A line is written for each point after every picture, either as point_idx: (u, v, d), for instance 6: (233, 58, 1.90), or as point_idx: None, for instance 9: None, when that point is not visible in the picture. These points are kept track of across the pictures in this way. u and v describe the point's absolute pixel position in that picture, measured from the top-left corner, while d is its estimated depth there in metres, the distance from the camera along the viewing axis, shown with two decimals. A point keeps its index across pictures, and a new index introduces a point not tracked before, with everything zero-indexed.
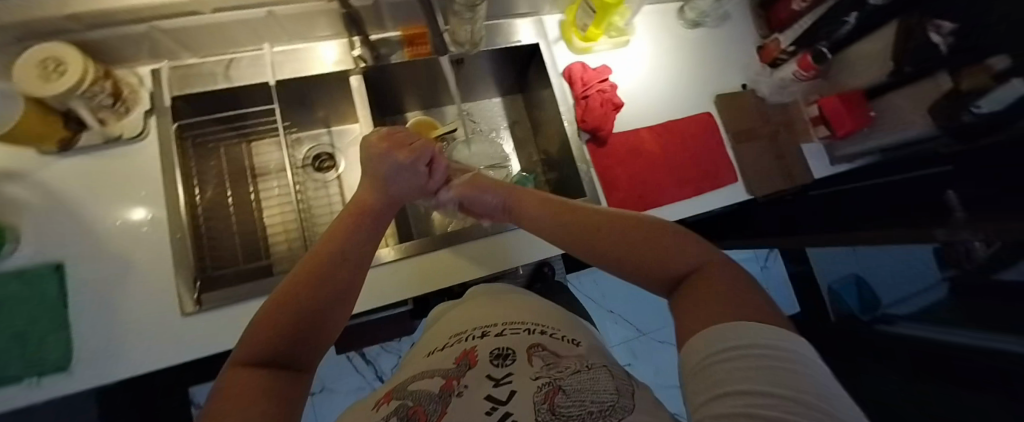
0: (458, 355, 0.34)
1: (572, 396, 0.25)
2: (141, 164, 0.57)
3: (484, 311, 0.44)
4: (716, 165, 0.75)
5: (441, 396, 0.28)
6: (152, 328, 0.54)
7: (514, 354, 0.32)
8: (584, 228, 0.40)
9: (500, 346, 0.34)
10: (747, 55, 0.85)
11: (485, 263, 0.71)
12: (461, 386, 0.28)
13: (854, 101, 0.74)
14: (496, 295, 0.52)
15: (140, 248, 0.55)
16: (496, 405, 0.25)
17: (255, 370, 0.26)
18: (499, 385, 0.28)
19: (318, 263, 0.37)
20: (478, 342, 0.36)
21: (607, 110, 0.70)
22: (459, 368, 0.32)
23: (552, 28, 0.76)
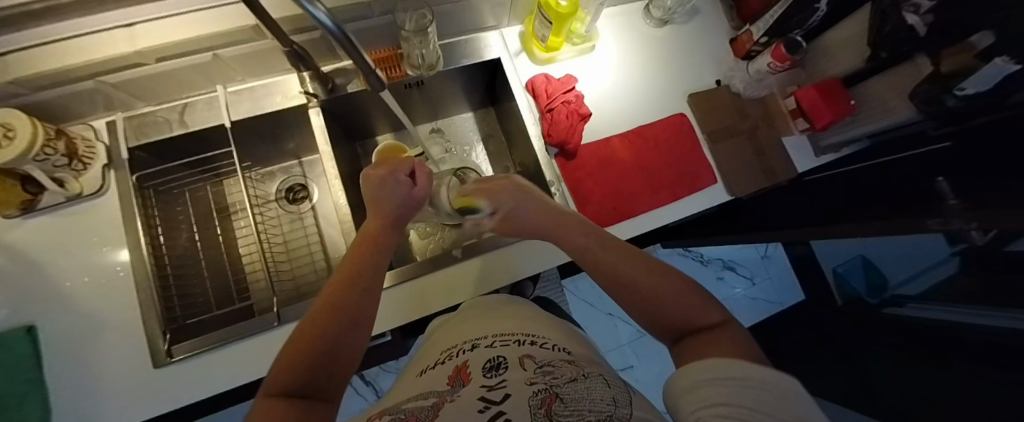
0: (451, 374, 0.34)
1: (569, 403, 0.24)
2: (109, 217, 0.58)
3: (481, 327, 0.45)
4: (695, 167, 0.73)
5: (432, 407, 0.27)
6: (127, 382, 0.53)
7: (506, 365, 0.32)
8: (599, 263, 0.38)
9: (496, 358, 0.34)
10: (720, 49, 0.83)
11: (461, 290, 0.67)
12: (452, 397, 0.28)
13: (832, 90, 0.71)
14: (483, 308, 0.53)
15: (111, 301, 0.55)
16: (489, 404, 0.25)
17: (279, 405, 0.28)
18: (492, 389, 0.28)
19: (339, 288, 0.38)
20: (468, 358, 0.36)
21: (574, 122, 0.68)
22: (453, 387, 0.31)
23: (512, 41, 0.75)
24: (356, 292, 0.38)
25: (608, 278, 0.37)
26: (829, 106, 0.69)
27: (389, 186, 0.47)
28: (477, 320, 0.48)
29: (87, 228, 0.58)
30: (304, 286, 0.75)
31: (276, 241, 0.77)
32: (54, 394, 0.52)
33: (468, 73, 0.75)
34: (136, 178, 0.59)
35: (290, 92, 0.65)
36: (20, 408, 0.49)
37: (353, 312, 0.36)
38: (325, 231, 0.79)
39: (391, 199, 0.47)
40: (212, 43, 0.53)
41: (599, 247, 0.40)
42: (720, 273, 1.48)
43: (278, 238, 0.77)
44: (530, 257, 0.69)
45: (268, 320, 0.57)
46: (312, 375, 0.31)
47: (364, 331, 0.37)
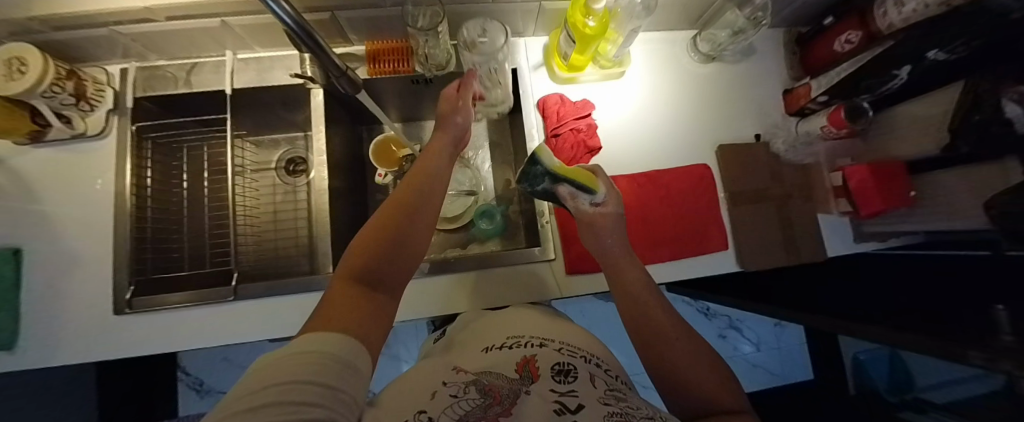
0: (519, 363, 0.34)
1: None
2: (105, 160, 0.60)
3: (542, 324, 0.44)
4: (706, 227, 0.65)
5: (511, 389, 0.29)
6: (87, 322, 0.55)
7: (576, 374, 0.31)
8: (647, 320, 0.42)
9: (567, 363, 0.33)
10: (770, 99, 0.73)
11: (425, 307, 0.63)
12: (527, 389, 0.29)
13: (887, 174, 0.60)
14: (529, 311, 0.50)
15: (90, 241, 0.57)
16: (565, 409, 0.25)
17: (349, 289, 0.30)
18: (564, 395, 0.27)
19: (409, 188, 0.38)
20: (539, 353, 0.35)
21: (578, 153, 0.63)
22: (522, 380, 0.31)
23: (535, 52, 0.69)
24: (424, 195, 0.38)
25: (646, 332, 0.41)
26: (879, 190, 0.60)
27: (466, 103, 0.51)
28: (529, 317, 0.46)
29: (85, 167, 0.60)
30: (282, 260, 0.73)
31: (264, 210, 0.75)
32: (28, 318, 0.55)
33: None
34: (136, 129, 0.61)
35: (294, 67, 0.64)
36: None
37: (419, 215, 0.36)
38: (313, 210, 0.77)
39: (462, 116, 0.49)
40: (219, 10, 0.52)
41: (649, 308, 0.43)
42: (723, 331, 1.33)
43: (268, 207, 0.76)
44: (549, 284, 0.64)
45: (225, 293, 0.57)
46: (381, 267, 0.32)
47: (427, 233, 0.37)
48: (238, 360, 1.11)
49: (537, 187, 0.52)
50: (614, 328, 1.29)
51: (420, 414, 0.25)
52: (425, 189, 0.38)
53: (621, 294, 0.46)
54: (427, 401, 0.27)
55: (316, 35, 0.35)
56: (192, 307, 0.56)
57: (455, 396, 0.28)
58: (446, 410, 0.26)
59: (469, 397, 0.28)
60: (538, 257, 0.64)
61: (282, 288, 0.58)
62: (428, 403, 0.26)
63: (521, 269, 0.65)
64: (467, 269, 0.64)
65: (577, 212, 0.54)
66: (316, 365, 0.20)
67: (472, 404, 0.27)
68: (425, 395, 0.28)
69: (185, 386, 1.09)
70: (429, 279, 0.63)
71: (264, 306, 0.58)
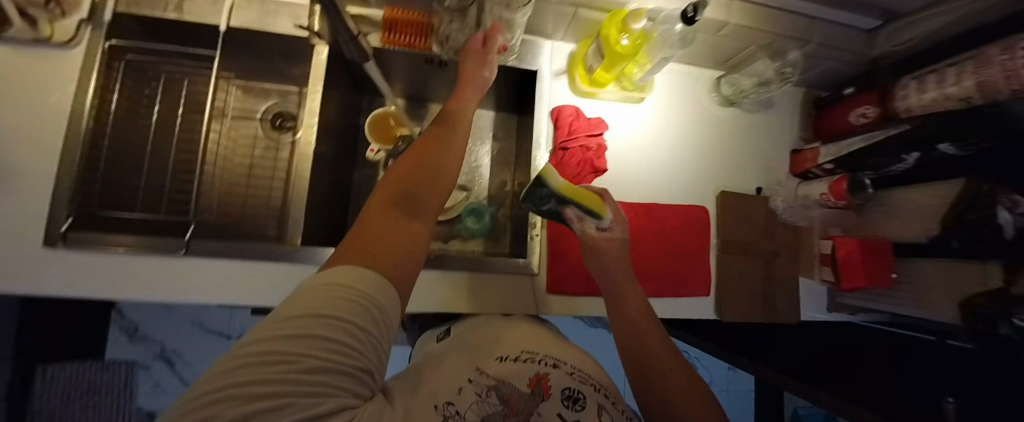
0: (531, 377, 0.32)
1: None
2: (64, 72, 0.53)
3: (545, 341, 0.42)
4: (691, 272, 0.65)
5: (526, 401, 0.29)
6: (6, 248, 0.48)
7: (585, 405, 0.30)
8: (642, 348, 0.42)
9: (578, 390, 0.32)
10: (778, 155, 0.73)
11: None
12: (537, 411, 0.28)
13: (876, 252, 0.61)
14: (529, 327, 0.48)
15: (28, 158, 0.50)
16: None
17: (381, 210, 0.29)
18: None
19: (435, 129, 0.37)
20: (551, 372, 0.34)
21: (583, 171, 0.61)
22: (532, 396, 0.30)
23: (560, 58, 0.66)
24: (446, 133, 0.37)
25: (640, 362, 0.41)
26: (864, 266, 0.60)
27: (491, 54, 0.48)
28: (529, 333, 0.45)
29: (38, 76, 0.52)
30: (248, 219, 0.67)
31: (240, 163, 0.70)
32: None
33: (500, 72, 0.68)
34: (108, 45, 0.55)
35: (301, 18, 0.59)
36: None
37: (448, 151, 0.35)
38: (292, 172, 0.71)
39: (490, 72, 0.47)
40: None
41: (646, 338, 0.43)
42: None
43: (245, 160, 0.70)
44: (527, 298, 0.62)
45: (175, 246, 0.52)
46: (414, 194, 0.31)
47: (456, 171, 0.36)
48: (182, 311, 1.04)
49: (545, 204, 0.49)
50: None
51: (447, 405, 0.27)
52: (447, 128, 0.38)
53: (626, 314, 0.45)
54: (455, 394, 0.28)
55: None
56: (135, 254, 0.51)
57: (477, 395, 0.29)
58: (472, 406, 0.28)
59: (489, 400, 0.29)
60: (522, 271, 0.62)
61: (238, 250, 0.53)
62: (455, 396, 0.28)
63: (502, 278, 0.62)
64: (442, 271, 0.60)
65: (581, 236, 0.51)
66: (349, 302, 0.20)
67: (492, 409, 0.28)
68: (452, 387, 0.29)
69: (117, 329, 1.03)
70: None
71: (217, 268, 0.53)
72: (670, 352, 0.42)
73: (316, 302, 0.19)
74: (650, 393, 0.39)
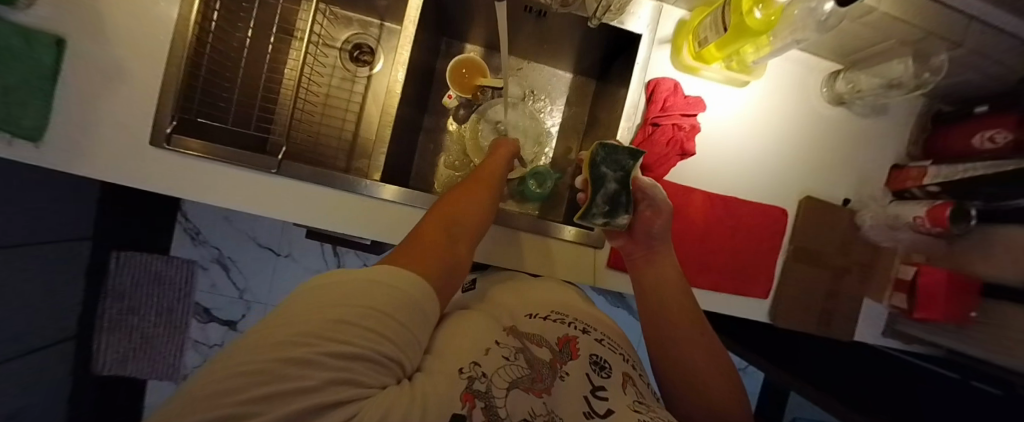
0: (561, 336, 0.33)
1: None
2: None
3: (571, 300, 0.43)
4: (755, 271, 0.63)
5: (551, 369, 0.29)
6: (122, 142, 0.51)
7: (608, 372, 0.31)
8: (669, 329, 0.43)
9: (604, 358, 0.33)
10: (875, 167, 0.67)
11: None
12: (564, 371, 0.30)
13: (960, 287, 0.59)
14: (560, 286, 0.48)
15: (141, 58, 0.52)
16: (593, 413, 0.27)
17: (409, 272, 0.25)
18: (594, 394, 0.29)
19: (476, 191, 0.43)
20: (581, 335, 0.35)
21: (669, 152, 0.58)
22: (561, 353, 0.31)
23: (667, 24, 0.61)
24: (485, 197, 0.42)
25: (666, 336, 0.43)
26: (946, 301, 0.59)
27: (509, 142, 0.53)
28: (553, 289, 0.45)
29: None
30: (322, 148, 0.68)
31: (319, 91, 0.70)
32: (59, 115, 0.50)
33: (596, 31, 0.63)
34: None
35: None
36: (20, 109, 0.47)
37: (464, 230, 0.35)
38: (368, 108, 0.71)
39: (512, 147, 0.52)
40: None
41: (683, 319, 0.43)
42: None
43: (323, 88, 0.70)
44: (588, 269, 0.62)
45: (268, 164, 0.53)
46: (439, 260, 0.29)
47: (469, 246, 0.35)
48: (239, 222, 1.06)
49: (606, 174, 0.47)
50: None
51: (474, 365, 0.25)
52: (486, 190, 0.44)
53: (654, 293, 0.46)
54: (481, 354, 0.26)
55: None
56: (229, 164, 0.53)
57: (505, 359, 0.28)
58: (499, 369, 0.26)
59: (517, 364, 0.28)
60: (588, 241, 0.62)
61: (328, 178, 0.55)
62: (481, 356, 0.26)
63: (567, 246, 0.62)
64: (507, 229, 0.60)
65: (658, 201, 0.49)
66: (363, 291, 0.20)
67: (519, 373, 0.27)
68: (479, 347, 0.27)
69: (180, 230, 1.05)
70: None
71: (299, 189, 0.55)
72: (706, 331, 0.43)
73: (303, 311, 0.18)
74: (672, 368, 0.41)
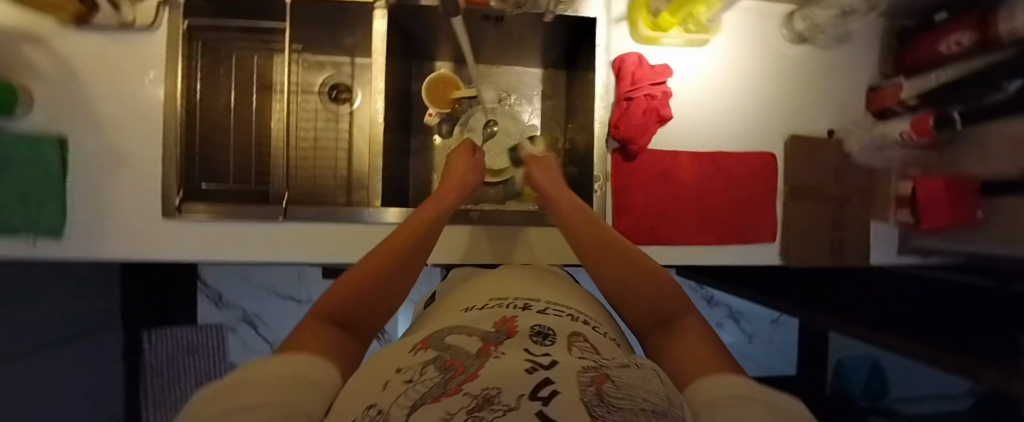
0: (497, 321, 0.25)
1: (627, 388, 0.12)
2: (152, 55, 0.55)
3: (525, 288, 0.36)
4: (757, 217, 0.65)
5: (479, 356, 0.17)
6: (135, 220, 0.54)
7: (555, 336, 0.21)
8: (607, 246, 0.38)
9: (551, 326, 0.23)
10: (852, 93, 0.68)
11: (455, 251, 0.62)
12: (500, 351, 0.18)
13: (960, 191, 0.59)
14: (533, 272, 0.45)
15: (136, 141, 0.55)
16: (539, 366, 0.14)
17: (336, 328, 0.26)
18: (538, 356, 0.16)
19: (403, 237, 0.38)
20: (520, 315, 0.26)
21: (648, 121, 0.60)
22: (497, 334, 0.22)
23: (619, 2, 0.63)
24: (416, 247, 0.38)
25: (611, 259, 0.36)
26: (949, 206, 0.59)
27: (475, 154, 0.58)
28: (527, 279, 0.39)
29: (128, 59, 0.55)
30: (320, 188, 0.71)
31: (307, 135, 0.73)
32: (74, 208, 0.53)
33: (554, 25, 0.66)
34: (187, 26, 0.57)
35: None
36: (40, 211, 0.51)
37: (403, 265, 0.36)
38: (355, 142, 0.74)
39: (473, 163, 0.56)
40: None
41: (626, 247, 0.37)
42: None
43: (309, 133, 0.73)
44: None
45: (274, 213, 0.56)
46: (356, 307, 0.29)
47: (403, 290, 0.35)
48: (256, 279, 1.09)
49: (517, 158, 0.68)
50: None
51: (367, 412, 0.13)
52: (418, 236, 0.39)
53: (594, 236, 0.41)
54: (377, 396, 0.14)
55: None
56: (235, 222, 0.56)
57: (408, 381, 0.15)
58: (400, 398, 0.13)
59: (425, 378, 0.14)
60: None
61: (332, 215, 0.57)
62: (377, 396, 0.14)
63: None
64: (510, 226, 0.63)
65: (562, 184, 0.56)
66: (314, 367, 0.19)
67: (430, 383, 0.14)
68: (369, 391, 0.15)
69: (203, 297, 1.07)
70: (474, 228, 0.62)
71: (306, 232, 0.57)
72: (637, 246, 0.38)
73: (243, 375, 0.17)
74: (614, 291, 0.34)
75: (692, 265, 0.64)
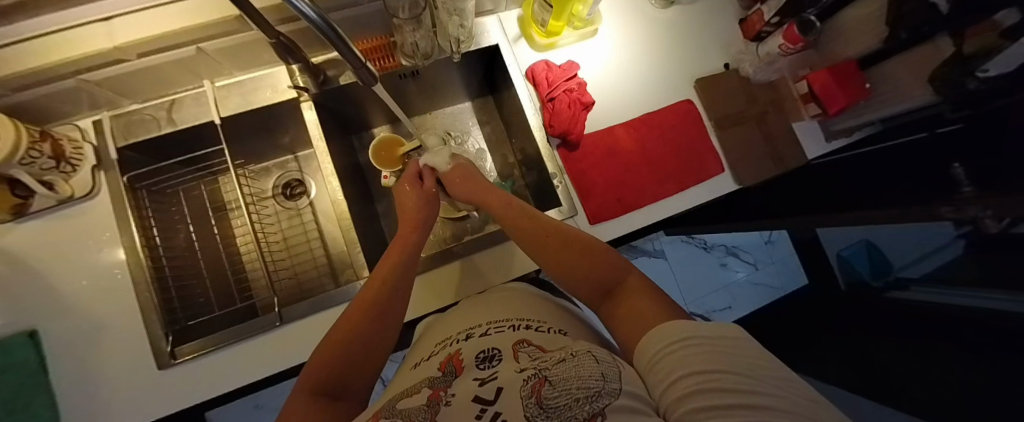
0: (444, 361, 0.34)
1: (558, 386, 0.24)
2: (103, 219, 0.57)
3: (475, 314, 0.44)
4: (702, 156, 0.71)
5: (429, 408, 0.26)
6: (128, 384, 0.53)
7: (499, 355, 0.31)
8: (554, 238, 0.47)
9: (490, 351, 0.32)
10: (729, 29, 0.79)
11: (452, 291, 0.64)
12: (449, 397, 0.27)
13: (844, 73, 0.68)
14: (501, 290, 0.53)
15: (107, 306, 0.54)
16: (485, 408, 0.24)
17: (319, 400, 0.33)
18: (484, 384, 0.27)
19: (365, 305, 0.42)
20: (462, 346, 0.36)
21: (576, 111, 0.66)
22: (445, 377, 0.31)
23: (511, 25, 0.72)
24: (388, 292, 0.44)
25: (563, 253, 0.46)
26: (842, 88, 0.68)
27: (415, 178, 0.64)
28: (481, 306, 0.47)
29: (78, 232, 0.56)
30: (305, 283, 0.71)
31: (276, 238, 0.74)
32: (62, 396, 0.51)
33: (465, 62, 0.73)
34: (128, 179, 0.58)
35: (280, 84, 0.63)
36: (28, 412, 0.49)
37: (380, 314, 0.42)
38: (326, 227, 0.75)
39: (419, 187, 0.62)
40: (195, 36, 0.51)
41: (569, 239, 0.47)
42: (723, 259, 1.46)
43: (277, 235, 0.74)
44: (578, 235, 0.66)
45: (270, 320, 0.56)
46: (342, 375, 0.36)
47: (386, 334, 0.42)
48: (270, 403, 1.07)
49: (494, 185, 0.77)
50: (662, 267, 1.43)
51: None
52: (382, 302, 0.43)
53: (525, 240, 0.50)
54: None
55: (337, 30, 0.32)
56: (236, 342, 0.55)
57: None
58: None
59: None
60: (564, 216, 0.66)
61: (327, 301, 0.58)
62: None
63: None
64: (493, 246, 0.66)
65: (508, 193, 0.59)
66: None
67: None
68: None
69: None
70: (459, 262, 0.65)
71: (307, 326, 0.57)
72: (575, 229, 0.49)
73: None
74: (569, 278, 0.45)
75: (666, 218, 0.68)
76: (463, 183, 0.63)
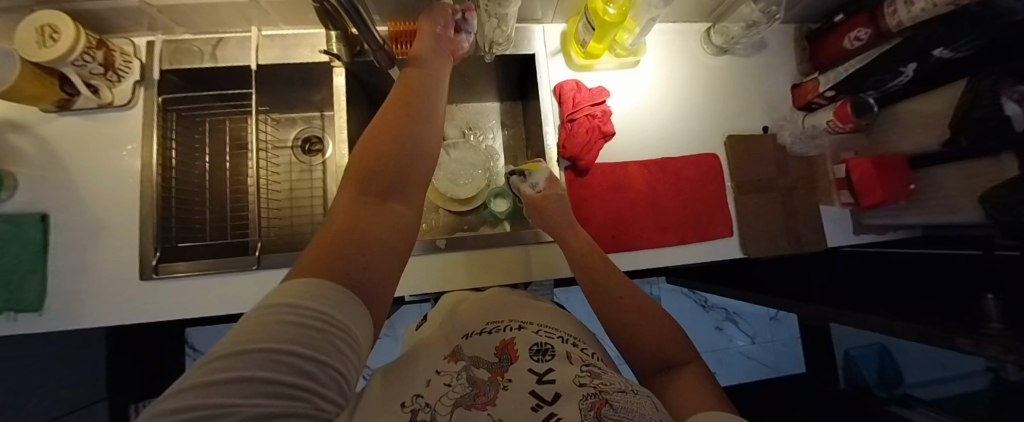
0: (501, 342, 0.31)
1: (620, 412, 0.22)
2: (131, 130, 0.61)
3: (524, 303, 0.40)
4: (713, 215, 0.68)
5: (492, 383, 0.27)
6: (112, 284, 0.56)
7: (554, 352, 0.29)
8: (628, 290, 0.46)
9: (545, 345, 0.30)
10: (778, 92, 0.75)
11: (428, 282, 0.64)
12: (506, 380, 0.26)
13: (889, 167, 0.63)
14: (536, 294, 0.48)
15: (112, 209, 0.58)
16: (542, 402, 0.23)
17: (360, 198, 0.28)
18: (542, 381, 0.25)
19: (395, 121, 0.33)
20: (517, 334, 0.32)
21: (592, 138, 0.64)
22: (500, 361, 0.29)
23: (553, 38, 0.71)
24: (414, 110, 0.36)
25: (630, 308, 0.44)
26: (880, 183, 0.63)
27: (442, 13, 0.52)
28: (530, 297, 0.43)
29: (107, 136, 0.61)
30: (297, 235, 0.74)
31: (282, 187, 0.77)
32: (52, 280, 0.55)
33: (500, 64, 0.73)
34: (162, 100, 0.62)
35: (318, 45, 0.66)
36: (21, 285, 0.53)
37: (405, 125, 0.33)
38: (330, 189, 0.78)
39: (442, 27, 0.52)
40: None
41: (641, 299, 0.45)
42: (720, 323, 1.39)
43: (284, 183, 0.77)
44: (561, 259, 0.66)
45: (249, 262, 0.58)
46: (386, 176, 0.30)
47: (430, 144, 0.35)
48: None
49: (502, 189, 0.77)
50: None
51: (416, 397, 0.23)
52: (412, 125, 0.34)
53: (593, 275, 0.49)
54: (423, 386, 0.25)
55: (359, 5, 0.33)
56: (211, 274, 0.57)
57: (446, 384, 0.26)
58: (442, 397, 0.24)
59: (458, 386, 0.25)
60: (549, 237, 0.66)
61: None
62: (424, 388, 0.25)
63: (532, 248, 0.67)
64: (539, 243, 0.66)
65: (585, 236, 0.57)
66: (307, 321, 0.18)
67: (457, 395, 0.24)
68: (420, 380, 0.26)
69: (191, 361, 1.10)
70: (443, 256, 0.65)
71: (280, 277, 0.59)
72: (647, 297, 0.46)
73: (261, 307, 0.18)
74: (628, 332, 0.42)
75: (659, 267, 0.66)
76: (552, 210, 0.60)
